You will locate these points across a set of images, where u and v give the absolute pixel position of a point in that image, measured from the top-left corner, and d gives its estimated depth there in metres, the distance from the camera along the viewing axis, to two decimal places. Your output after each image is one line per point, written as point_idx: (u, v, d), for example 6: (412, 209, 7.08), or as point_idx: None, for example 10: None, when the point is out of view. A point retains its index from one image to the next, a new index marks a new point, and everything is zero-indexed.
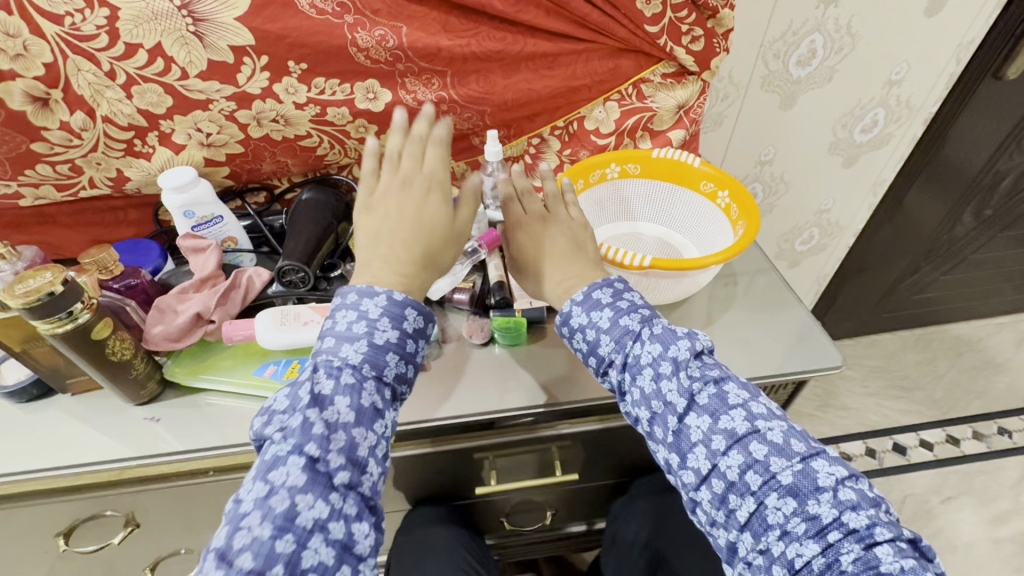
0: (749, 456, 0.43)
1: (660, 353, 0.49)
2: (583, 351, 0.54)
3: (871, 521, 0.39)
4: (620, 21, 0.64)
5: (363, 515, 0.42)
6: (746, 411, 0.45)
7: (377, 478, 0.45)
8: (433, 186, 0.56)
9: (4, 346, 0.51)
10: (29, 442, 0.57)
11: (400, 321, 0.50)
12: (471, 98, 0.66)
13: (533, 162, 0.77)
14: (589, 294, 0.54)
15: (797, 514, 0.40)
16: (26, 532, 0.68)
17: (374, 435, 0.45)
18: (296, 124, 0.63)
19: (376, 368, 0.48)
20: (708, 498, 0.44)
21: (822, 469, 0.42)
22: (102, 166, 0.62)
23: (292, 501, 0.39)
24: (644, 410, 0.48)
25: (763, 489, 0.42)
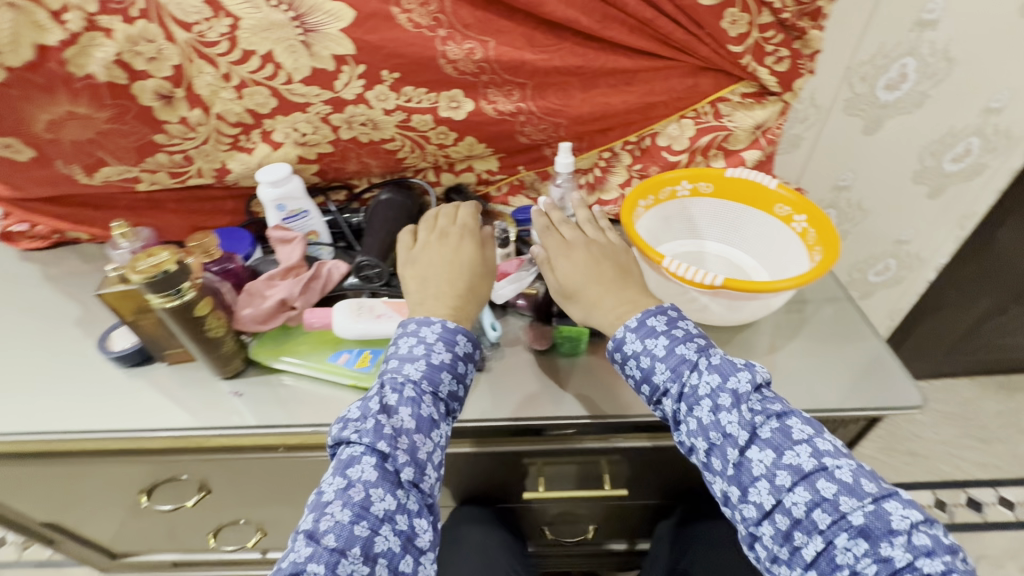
0: (817, 494, 0.43)
1: (720, 384, 0.48)
2: (635, 379, 0.53)
3: (945, 566, 0.39)
4: (703, 40, 0.64)
5: (422, 511, 0.47)
6: (813, 448, 0.45)
7: (434, 481, 0.49)
8: (466, 235, 0.62)
9: (120, 314, 0.58)
10: (131, 403, 0.63)
11: (452, 344, 0.53)
12: (549, 110, 0.68)
13: (602, 175, 0.78)
14: (644, 321, 0.53)
15: (868, 555, 0.40)
16: (113, 487, 0.75)
17: (433, 442, 0.49)
18: (383, 128, 0.67)
19: (432, 385, 0.51)
20: (770, 533, 0.44)
21: (895, 511, 0.41)
22: (209, 158, 0.68)
23: (367, 492, 0.44)
24: (701, 441, 0.48)
25: (833, 529, 0.42)
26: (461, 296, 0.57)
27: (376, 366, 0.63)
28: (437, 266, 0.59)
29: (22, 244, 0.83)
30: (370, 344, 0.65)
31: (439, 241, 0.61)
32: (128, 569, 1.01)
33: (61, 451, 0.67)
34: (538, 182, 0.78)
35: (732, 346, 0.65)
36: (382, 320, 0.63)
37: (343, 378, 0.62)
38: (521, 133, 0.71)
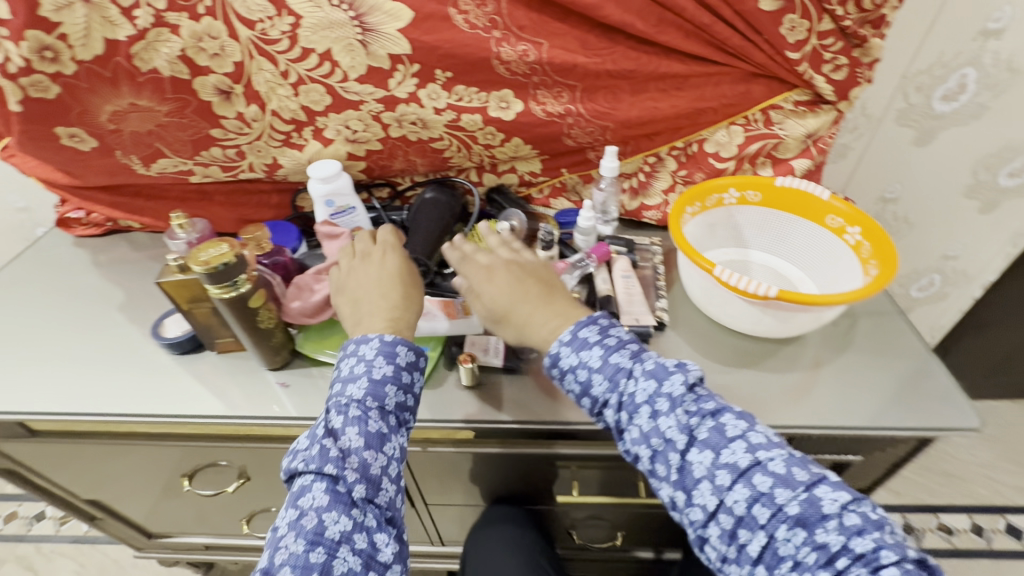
0: (753, 488, 0.41)
1: (655, 389, 0.47)
2: (576, 393, 0.52)
3: (878, 544, 0.37)
4: (760, 47, 0.63)
5: (383, 526, 0.46)
6: (746, 442, 0.43)
7: (393, 493, 0.48)
8: (389, 251, 0.62)
9: (176, 302, 0.59)
10: (181, 389, 0.65)
11: (393, 356, 0.53)
12: (598, 113, 0.68)
13: (646, 179, 0.77)
14: (576, 333, 0.52)
15: (807, 543, 0.38)
16: (157, 470, 0.77)
17: (385, 456, 0.49)
18: (432, 127, 0.68)
19: (377, 399, 0.51)
20: (716, 534, 0.42)
21: (826, 496, 0.40)
22: (262, 153, 0.70)
23: (319, 518, 0.44)
24: (645, 448, 0.47)
25: (772, 522, 0.40)
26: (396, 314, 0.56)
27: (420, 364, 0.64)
28: (365, 287, 0.59)
29: (79, 231, 0.86)
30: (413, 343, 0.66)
31: (361, 262, 0.61)
32: (162, 550, 1.04)
33: (110, 433, 0.70)
34: (581, 186, 0.78)
35: (778, 358, 0.64)
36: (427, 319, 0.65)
37: None
38: (568, 136, 0.71)
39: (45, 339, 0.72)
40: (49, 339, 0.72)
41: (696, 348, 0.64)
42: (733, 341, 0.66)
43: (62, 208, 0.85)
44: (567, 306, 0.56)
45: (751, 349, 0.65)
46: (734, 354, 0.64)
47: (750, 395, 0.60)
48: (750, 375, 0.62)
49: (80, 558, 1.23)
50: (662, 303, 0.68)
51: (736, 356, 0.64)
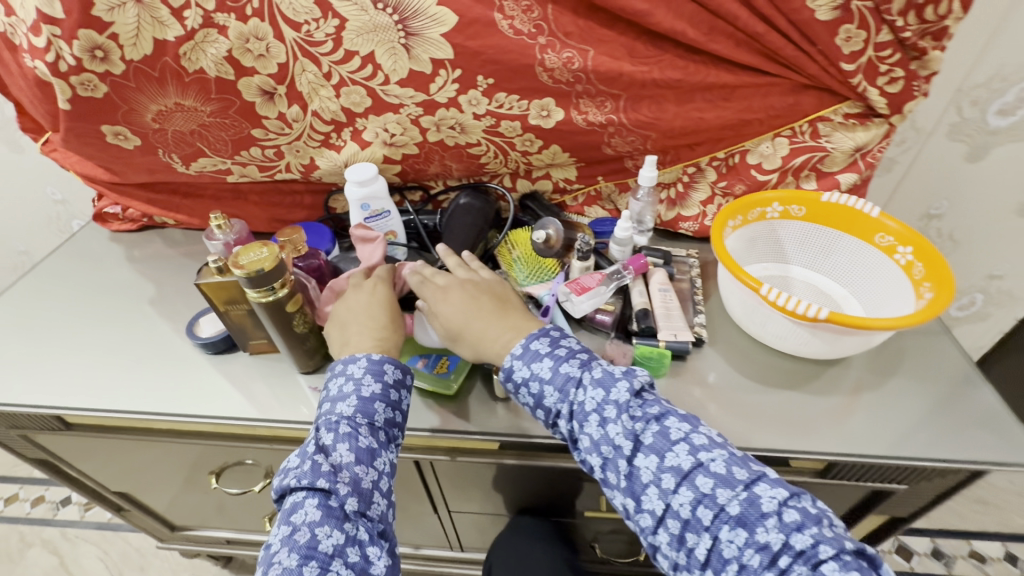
0: (697, 491, 0.44)
1: (604, 398, 0.49)
2: (530, 405, 0.54)
3: (817, 540, 0.40)
4: (813, 57, 0.61)
5: (375, 539, 0.46)
6: (689, 445, 0.46)
7: (384, 507, 0.48)
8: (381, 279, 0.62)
9: (213, 303, 0.59)
10: (213, 389, 0.65)
11: (381, 374, 0.53)
12: (640, 122, 0.66)
13: (685, 190, 0.75)
14: (527, 346, 0.54)
15: (749, 544, 0.41)
16: (185, 466, 0.78)
17: (376, 471, 0.48)
18: (471, 132, 0.67)
19: (366, 416, 0.51)
20: (666, 540, 0.44)
21: (765, 493, 0.42)
22: (300, 153, 0.70)
23: (312, 533, 0.44)
24: (596, 457, 0.49)
25: (716, 524, 0.42)
26: (381, 333, 0.57)
27: (454, 373, 0.63)
28: (353, 305, 0.59)
29: (116, 226, 0.87)
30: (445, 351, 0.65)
31: (354, 289, 0.61)
32: (183, 542, 1.05)
33: (140, 430, 0.70)
34: (616, 195, 0.76)
35: (821, 381, 0.61)
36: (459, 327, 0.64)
37: (421, 381, 0.62)
38: (608, 144, 0.69)
39: (82, 333, 0.73)
40: (85, 333, 0.73)
41: (735, 367, 0.63)
42: (773, 360, 0.64)
43: (101, 202, 0.86)
44: (521, 320, 0.58)
45: (792, 370, 0.63)
46: (776, 374, 0.62)
47: (792, 416, 0.58)
48: (790, 396, 0.60)
49: (104, 544, 1.25)
50: (700, 319, 0.66)
51: (776, 377, 0.62)
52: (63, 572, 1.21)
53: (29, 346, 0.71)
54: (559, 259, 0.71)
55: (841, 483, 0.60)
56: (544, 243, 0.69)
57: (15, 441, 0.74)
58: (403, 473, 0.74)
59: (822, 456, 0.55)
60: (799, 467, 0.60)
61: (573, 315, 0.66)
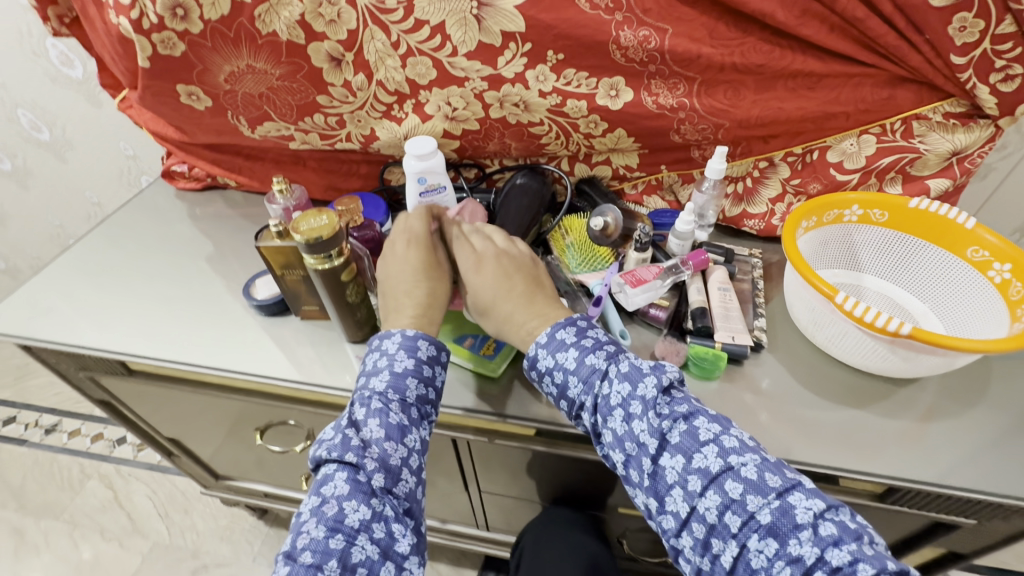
0: (725, 496, 0.42)
1: (630, 392, 0.48)
2: (554, 395, 0.53)
3: (855, 557, 0.37)
4: (918, 47, 0.55)
5: (401, 517, 0.46)
6: (718, 447, 0.44)
7: (412, 485, 0.48)
8: (413, 240, 0.59)
9: (271, 267, 0.61)
10: (265, 348, 0.67)
11: (414, 350, 0.52)
12: (715, 109, 0.63)
13: (754, 185, 0.71)
14: (553, 334, 0.53)
15: (780, 556, 0.39)
16: (232, 419, 0.81)
17: (405, 447, 0.48)
18: (534, 110, 0.65)
19: (399, 392, 0.50)
20: (689, 544, 0.43)
21: (799, 504, 0.40)
22: (361, 124, 0.71)
23: (340, 506, 0.43)
24: (619, 452, 0.47)
25: (744, 532, 0.40)
26: (424, 306, 0.56)
27: (499, 356, 0.62)
28: (402, 268, 0.57)
29: (181, 184, 0.90)
30: None
31: (392, 252, 0.59)
32: (225, 491, 1.11)
33: (194, 382, 0.73)
34: (678, 186, 0.73)
35: (891, 401, 0.57)
36: None
37: (467, 362, 0.62)
38: (676, 131, 0.66)
39: (147, 285, 0.76)
40: (148, 286, 0.76)
41: (794, 376, 0.60)
42: (837, 372, 0.60)
43: (169, 160, 0.89)
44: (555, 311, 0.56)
45: (858, 385, 0.58)
46: (840, 389, 0.58)
47: (854, 434, 0.55)
48: (853, 413, 0.56)
49: (153, 484, 1.33)
50: (761, 322, 0.63)
51: (838, 390, 0.58)
52: (117, 506, 1.30)
53: (99, 293, 0.75)
54: (613, 248, 0.69)
55: (897, 509, 0.56)
56: (601, 232, 0.67)
57: (81, 382, 0.78)
58: (439, 450, 0.75)
59: (886, 479, 0.52)
60: (854, 488, 0.57)
61: (626, 307, 0.63)
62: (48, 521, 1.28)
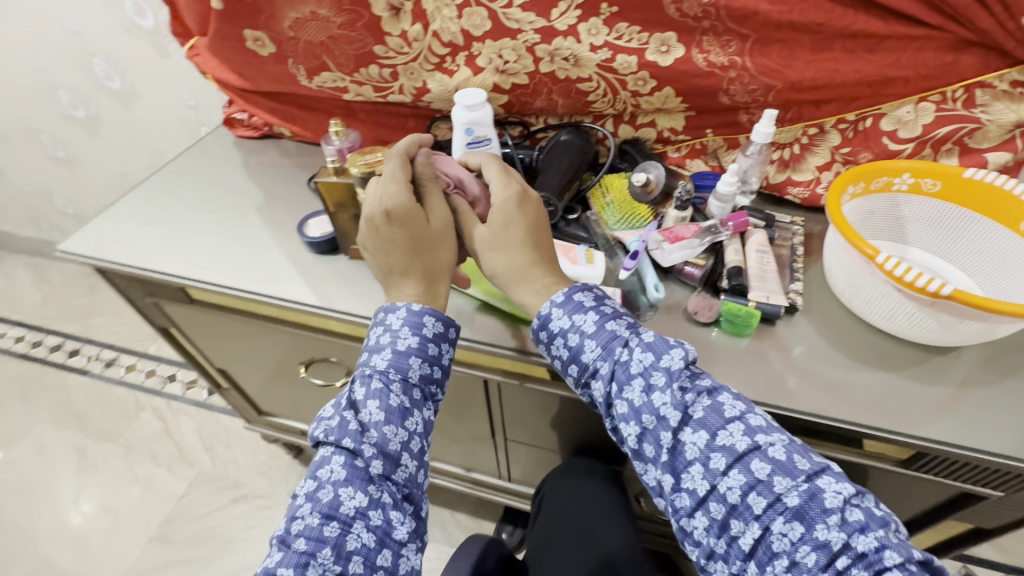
0: (750, 476, 0.42)
1: (652, 363, 0.48)
2: (564, 358, 0.53)
3: (881, 544, 0.38)
4: (988, 8, 0.53)
5: (399, 505, 0.46)
6: (745, 425, 0.45)
7: (413, 470, 0.48)
8: (393, 211, 0.54)
9: (325, 203, 0.64)
10: (315, 284, 0.71)
11: (419, 327, 0.52)
12: (767, 69, 0.62)
13: (802, 152, 0.70)
14: (570, 296, 0.53)
15: (805, 541, 0.40)
16: (280, 353, 0.87)
17: (406, 431, 0.48)
18: (584, 66, 0.67)
19: (401, 371, 0.51)
20: (704, 525, 0.44)
21: (828, 488, 0.41)
22: (413, 76, 0.74)
23: (336, 492, 0.44)
24: (634, 424, 0.48)
25: (768, 514, 0.41)
26: (428, 278, 0.56)
27: None
28: (399, 241, 0.55)
29: (240, 131, 0.94)
30: None
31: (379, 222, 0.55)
32: (266, 426, 1.19)
33: (249, 313, 0.78)
34: (723, 151, 0.73)
35: (925, 367, 0.57)
36: None
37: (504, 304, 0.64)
38: (725, 92, 0.66)
39: (209, 221, 0.82)
40: (210, 222, 0.81)
41: (827, 339, 0.60)
42: (871, 339, 0.60)
43: (230, 108, 0.94)
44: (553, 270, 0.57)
45: (893, 352, 0.58)
46: (873, 354, 0.59)
47: (884, 399, 0.55)
48: (884, 377, 0.57)
49: (200, 419, 1.43)
50: (797, 285, 0.63)
51: (872, 357, 0.58)
52: (167, 436, 1.41)
53: (166, 226, 0.81)
54: (653, 207, 0.70)
55: (920, 476, 0.58)
56: (642, 188, 0.68)
57: (147, 308, 0.85)
58: (469, 393, 0.79)
59: (914, 441, 0.53)
60: (878, 452, 0.59)
61: (662, 264, 0.64)
62: (107, 444, 1.40)
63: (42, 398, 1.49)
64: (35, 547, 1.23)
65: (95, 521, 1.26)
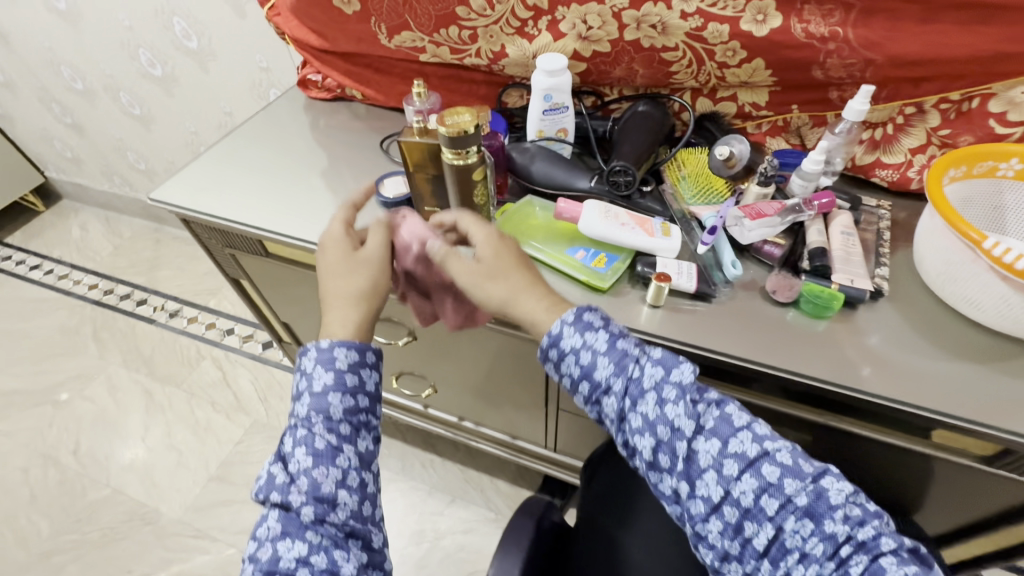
0: (762, 479, 0.43)
1: (663, 376, 0.48)
2: (574, 375, 0.52)
3: (878, 531, 0.40)
4: None
5: (342, 544, 0.46)
6: (753, 433, 0.45)
7: (352, 506, 0.48)
8: (336, 242, 0.61)
9: (406, 162, 0.65)
10: None
11: (331, 362, 0.53)
12: (869, 42, 0.59)
13: (895, 133, 0.66)
14: (580, 314, 0.52)
15: (814, 535, 0.40)
16: None
17: (337, 469, 0.49)
18: (671, 34, 0.65)
19: (323, 411, 0.51)
20: (719, 529, 0.43)
21: (832, 487, 0.42)
22: (492, 39, 0.74)
23: (274, 549, 0.45)
24: (648, 438, 0.47)
25: (780, 514, 0.41)
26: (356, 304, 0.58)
27: (611, 270, 0.63)
28: (333, 266, 0.60)
29: (313, 93, 0.95)
30: (606, 248, 0.65)
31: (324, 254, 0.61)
32: None
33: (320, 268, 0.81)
34: (807, 128, 0.70)
35: (1018, 363, 0.54)
36: (624, 227, 0.62)
37: (577, 273, 0.63)
38: (820, 66, 0.63)
39: (283, 178, 0.84)
40: (284, 178, 0.84)
41: (913, 326, 0.58)
42: (958, 330, 0.58)
43: (304, 70, 0.95)
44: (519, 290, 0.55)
45: (981, 345, 0.56)
46: (959, 345, 0.56)
47: (965, 391, 0.53)
48: (968, 368, 0.55)
49: (255, 371, 1.51)
50: (882, 270, 0.61)
51: (956, 347, 0.56)
52: (226, 385, 1.49)
53: (243, 179, 0.84)
54: (730, 184, 0.68)
55: (998, 474, 0.58)
56: (724, 163, 0.66)
57: (223, 259, 0.90)
58: (526, 359, 0.80)
59: (1001, 435, 0.51)
60: (959, 447, 0.59)
61: (740, 242, 0.63)
62: (172, 388, 1.49)
63: (114, 342, 1.60)
64: (106, 477, 1.33)
65: (160, 459, 1.36)
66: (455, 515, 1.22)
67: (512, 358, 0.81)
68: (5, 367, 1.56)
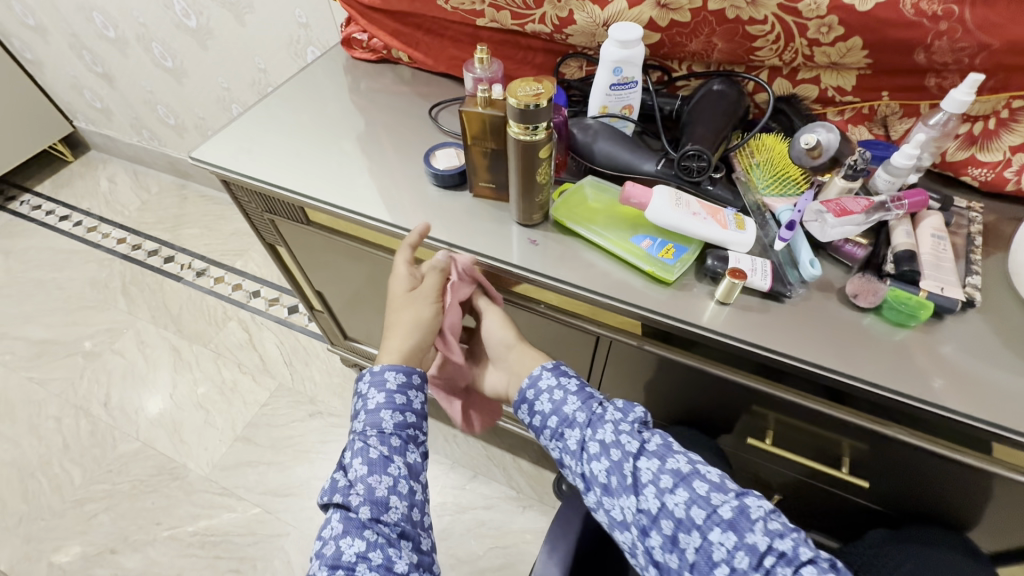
0: (693, 493, 0.45)
1: (620, 416, 0.52)
2: (546, 413, 0.56)
3: (796, 543, 0.41)
4: None
5: (396, 542, 0.45)
6: (689, 457, 0.48)
7: (403, 510, 0.47)
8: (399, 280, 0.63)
9: (466, 133, 0.62)
10: (434, 217, 0.69)
11: (382, 383, 0.55)
12: (988, 24, 0.54)
13: (997, 128, 0.61)
14: (560, 365, 0.59)
15: (738, 548, 0.42)
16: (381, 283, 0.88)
17: (390, 476, 0.49)
18: (762, 5, 0.60)
19: (376, 426, 0.52)
20: (658, 543, 0.45)
21: (754, 504, 0.44)
22: (559, 4, 0.68)
23: (337, 544, 0.45)
24: (602, 461, 0.50)
25: (707, 523, 0.43)
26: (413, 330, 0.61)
27: (678, 262, 0.59)
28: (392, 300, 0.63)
29: (358, 53, 0.91)
30: (674, 238, 0.61)
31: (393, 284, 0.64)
32: (346, 351, 1.23)
33: (362, 239, 0.78)
34: (895, 118, 0.65)
35: None
36: (698, 218, 0.58)
37: (641, 263, 0.60)
38: (925, 49, 0.58)
39: (326, 143, 0.80)
40: (327, 143, 0.80)
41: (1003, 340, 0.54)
42: None
43: (349, 29, 0.90)
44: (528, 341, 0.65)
45: None
46: None
47: None
48: None
49: (281, 335, 1.51)
50: (974, 279, 0.57)
51: None
52: (251, 347, 1.49)
53: (285, 142, 0.80)
54: (808, 176, 0.64)
55: None
56: (807, 152, 0.62)
57: (260, 221, 0.88)
58: (570, 344, 0.76)
59: None
60: None
61: (819, 239, 0.59)
62: (199, 347, 1.50)
63: (142, 297, 1.61)
64: (136, 429, 1.36)
65: (188, 416, 1.38)
66: (476, 491, 1.22)
67: (556, 345, 0.77)
68: (37, 316, 1.58)
